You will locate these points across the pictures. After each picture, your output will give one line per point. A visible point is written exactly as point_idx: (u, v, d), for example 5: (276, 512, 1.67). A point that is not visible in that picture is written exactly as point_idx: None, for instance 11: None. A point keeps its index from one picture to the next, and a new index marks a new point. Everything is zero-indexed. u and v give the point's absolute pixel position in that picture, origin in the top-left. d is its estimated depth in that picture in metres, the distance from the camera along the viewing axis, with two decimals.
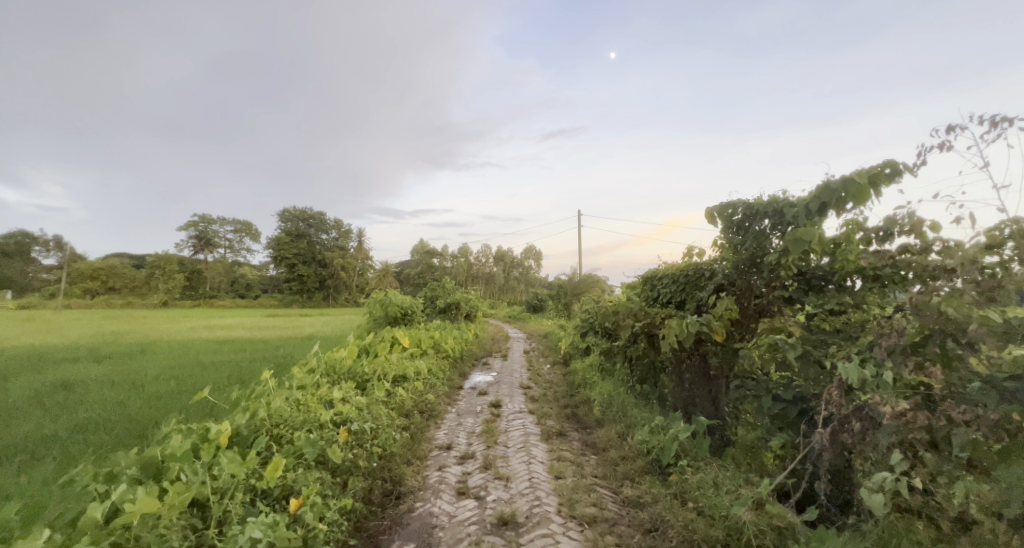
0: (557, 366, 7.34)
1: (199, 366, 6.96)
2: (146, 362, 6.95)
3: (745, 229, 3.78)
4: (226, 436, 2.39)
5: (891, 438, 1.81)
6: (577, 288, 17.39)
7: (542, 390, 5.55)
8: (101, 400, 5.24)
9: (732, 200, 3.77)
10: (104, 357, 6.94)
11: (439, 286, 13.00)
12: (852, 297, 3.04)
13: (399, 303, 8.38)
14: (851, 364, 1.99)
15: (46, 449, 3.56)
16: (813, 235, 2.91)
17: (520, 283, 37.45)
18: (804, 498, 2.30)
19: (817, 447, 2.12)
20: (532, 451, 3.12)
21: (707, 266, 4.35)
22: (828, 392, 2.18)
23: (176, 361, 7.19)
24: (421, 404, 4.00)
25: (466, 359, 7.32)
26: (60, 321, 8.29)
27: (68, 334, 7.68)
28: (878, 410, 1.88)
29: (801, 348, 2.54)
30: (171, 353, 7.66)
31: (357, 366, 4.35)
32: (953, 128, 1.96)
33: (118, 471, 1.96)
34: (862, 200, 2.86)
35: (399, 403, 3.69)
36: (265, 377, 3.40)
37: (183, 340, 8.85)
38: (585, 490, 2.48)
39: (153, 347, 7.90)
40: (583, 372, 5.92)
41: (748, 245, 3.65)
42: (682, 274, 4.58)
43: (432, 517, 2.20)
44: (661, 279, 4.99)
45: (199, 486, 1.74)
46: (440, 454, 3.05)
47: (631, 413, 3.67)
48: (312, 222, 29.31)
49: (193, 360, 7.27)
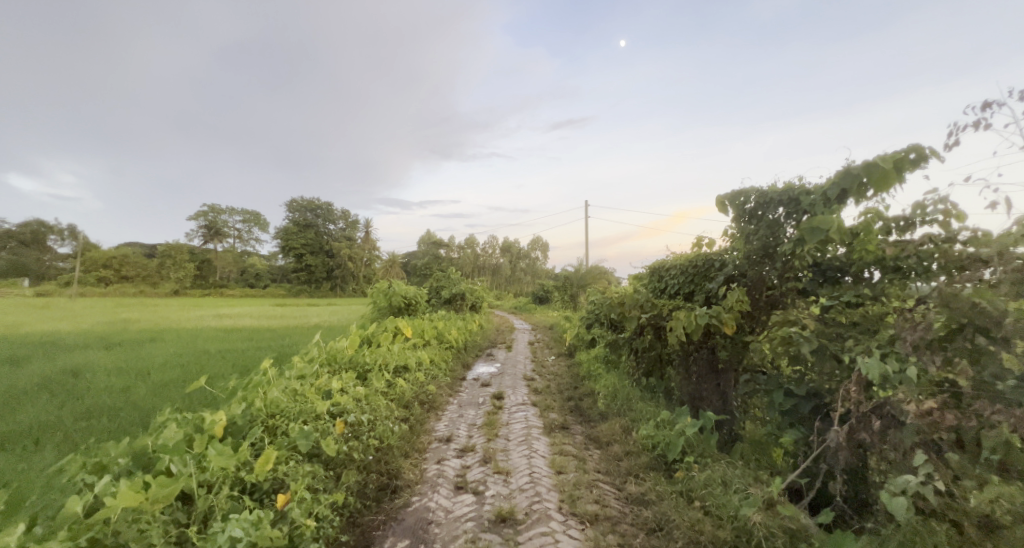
0: (561, 358, 7.27)
1: (206, 354, 6.98)
2: (155, 349, 7.00)
3: (758, 218, 3.63)
4: (220, 427, 2.36)
5: (914, 438, 1.71)
6: (582, 280, 17.28)
7: (546, 382, 5.48)
8: (108, 388, 5.26)
9: (745, 188, 3.63)
10: (114, 344, 7.02)
11: (444, 277, 12.98)
12: (871, 289, 2.90)
13: (402, 293, 8.34)
14: (872, 358, 1.88)
15: (50, 436, 3.57)
16: (831, 223, 2.76)
17: (526, 274, 37.42)
18: (817, 498, 2.19)
19: (832, 446, 2.01)
20: (534, 444, 3.04)
21: (717, 256, 4.22)
22: (845, 388, 2.06)
23: (184, 349, 7.24)
24: (421, 395, 3.95)
25: (470, 349, 7.29)
26: (71, 308, 8.40)
27: (79, 321, 7.79)
28: (901, 409, 1.77)
29: (816, 342, 2.40)
30: (179, 341, 7.71)
31: (358, 356, 4.31)
32: (990, 105, 1.81)
33: (107, 462, 1.91)
34: (885, 186, 2.70)
35: (399, 393, 3.64)
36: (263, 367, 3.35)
37: (191, 328, 8.91)
38: (586, 487, 2.41)
39: (161, 335, 7.95)
40: (588, 364, 5.83)
41: (761, 235, 3.51)
42: (690, 264, 4.45)
43: (429, 512, 2.13)
44: (669, 270, 4.86)
45: (187, 480, 1.70)
46: (440, 446, 2.98)
47: (636, 407, 3.58)
48: (320, 212, 29.44)
49: (200, 348, 7.31)
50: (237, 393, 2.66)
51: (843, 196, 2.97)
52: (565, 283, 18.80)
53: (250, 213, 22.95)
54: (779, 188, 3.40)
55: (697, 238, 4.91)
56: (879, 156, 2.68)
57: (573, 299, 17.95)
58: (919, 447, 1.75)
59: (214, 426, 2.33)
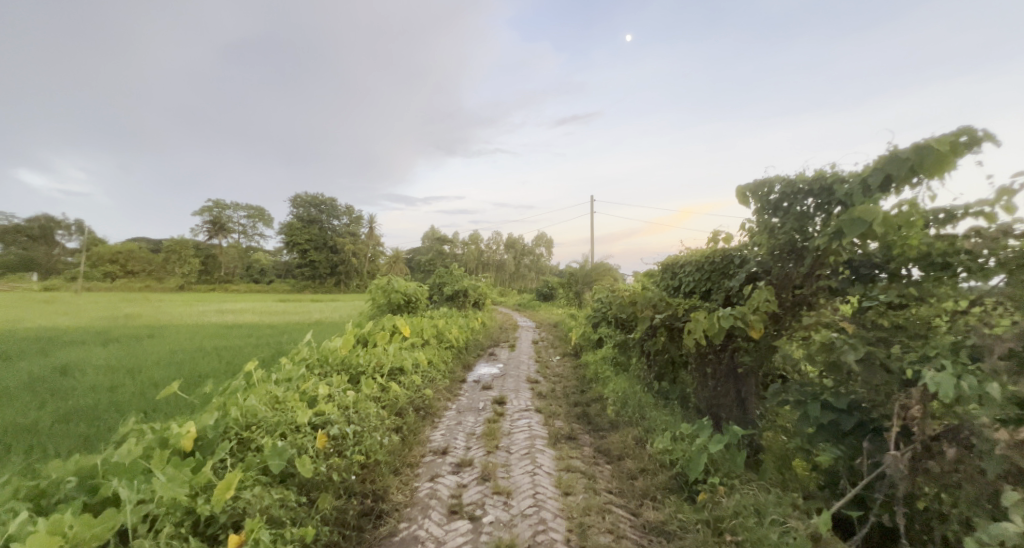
0: (566, 359, 6.97)
1: (204, 351, 6.77)
2: (152, 346, 6.78)
3: (784, 210, 3.33)
4: (192, 439, 2.13)
5: (1001, 472, 1.41)
6: (588, 277, 16.96)
7: (551, 385, 5.19)
8: (98, 388, 5.01)
9: (770, 177, 3.34)
10: (109, 340, 6.81)
11: (446, 273, 12.72)
12: (916, 288, 2.58)
13: (402, 290, 8.08)
14: (943, 373, 1.59)
15: (22, 440, 3.33)
16: (876, 214, 2.41)
17: (531, 271, 37.16)
18: (867, 532, 1.90)
19: (889, 473, 1.72)
20: (538, 459, 2.76)
21: (737, 252, 3.91)
22: (904, 405, 1.77)
23: (180, 346, 7.02)
24: (417, 401, 3.66)
25: (471, 349, 7.01)
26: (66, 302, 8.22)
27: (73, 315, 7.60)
28: (983, 434, 1.47)
29: (863, 349, 2.10)
30: (177, 337, 7.51)
31: (352, 357, 4.04)
32: None
33: (46, 486, 1.65)
34: (937, 171, 2.37)
35: (393, 399, 3.36)
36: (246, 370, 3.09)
37: (190, 323, 8.71)
38: (598, 512, 2.12)
39: (160, 330, 7.75)
40: (595, 366, 5.54)
41: (788, 228, 3.19)
42: (707, 261, 4.14)
43: (417, 543, 1.85)
44: (682, 266, 4.56)
45: (128, 514, 1.44)
46: (435, 460, 2.71)
47: (650, 415, 3.29)
48: (323, 208, 29.26)
49: (196, 345, 7.09)
50: (213, 400, 2.41)
51: (884, 184, 2.65)
52: (570, 279, 18.50)
53: (254, 208, 22.81)
54: (809, 176, 3.09)
55: (712, 233, 4.61)
56: (932, 138, 2.36)
57: (578, 297, 17.64)
58: (1004, 481, 1.46)
59: (182, 439, 2.09)
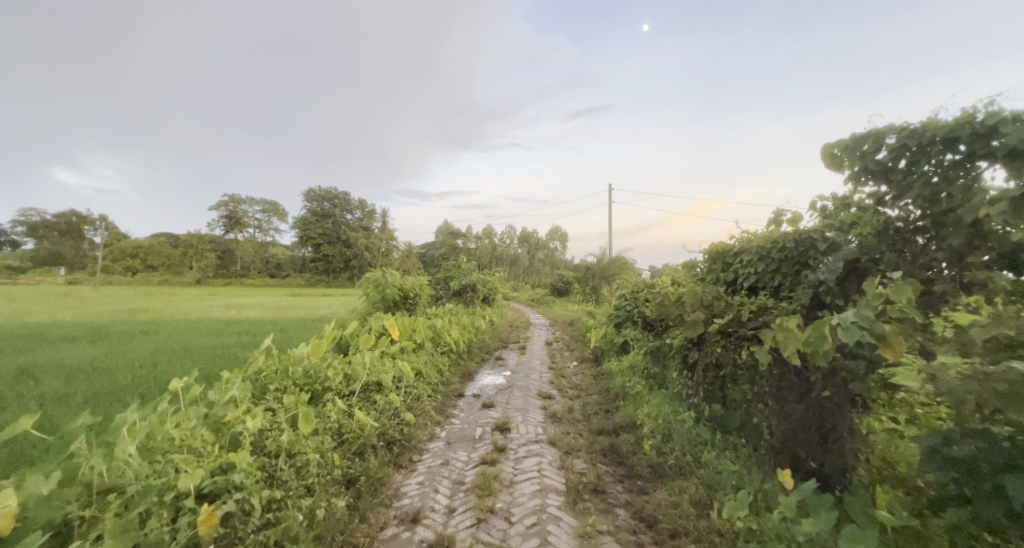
0: (584, 364, 6.08)
1: (196, 337, 6.03)
2: (145, 327, 5.99)
3: (901, 173, 2.38)
4: (9, 518, 1.28)
5: None
6: (605, 272, 15.93)
7: (567, 401, 4.30)
8: (77, 372, 4.13)
9: (879, 126, 2.43)
10: None
11: (454, 266, 11.96)
12: None
13: (397, 284, 7.23)
14: None
15: None
16: None
17: (545, 266, 36.27)
18: None
19: None
20: (550, 535, 1.86)
21: (819, 235, 2.93)
22: None
23: (170, 326, 6.26)
24: (392, 430, 2.82)
25: (475, 353, 6.20)
26: None
27: None
28: None
29: None
30: (172, 318, 6.79)
31: (322, 367, 3.22)
32: None
33: None
34: None
35: (357, 431, 2.52)
36: (173, 385, 2.47)
37: (184, 307, 8.11)
38: None
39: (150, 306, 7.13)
40: (620, 377, 4.63)
41: (913, 196, 2.23)
42: (773, 248, 3.17)
43: None
44: (737, 256, 3.59)
45: None
46: (398, 536, 1.86)
47: (709, 461, 2.34)
48: (334, 202, 28.63)
49: (184, 325, 6.48)
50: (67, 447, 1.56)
51: None
52: (587, 273, 17.59)
53: (266, 203, 22.51)
54: (950, 118, 2.13)
55: (773, 213, 3.62)
56: None
57: (596, 292, 16.77)
58: None
59: None
